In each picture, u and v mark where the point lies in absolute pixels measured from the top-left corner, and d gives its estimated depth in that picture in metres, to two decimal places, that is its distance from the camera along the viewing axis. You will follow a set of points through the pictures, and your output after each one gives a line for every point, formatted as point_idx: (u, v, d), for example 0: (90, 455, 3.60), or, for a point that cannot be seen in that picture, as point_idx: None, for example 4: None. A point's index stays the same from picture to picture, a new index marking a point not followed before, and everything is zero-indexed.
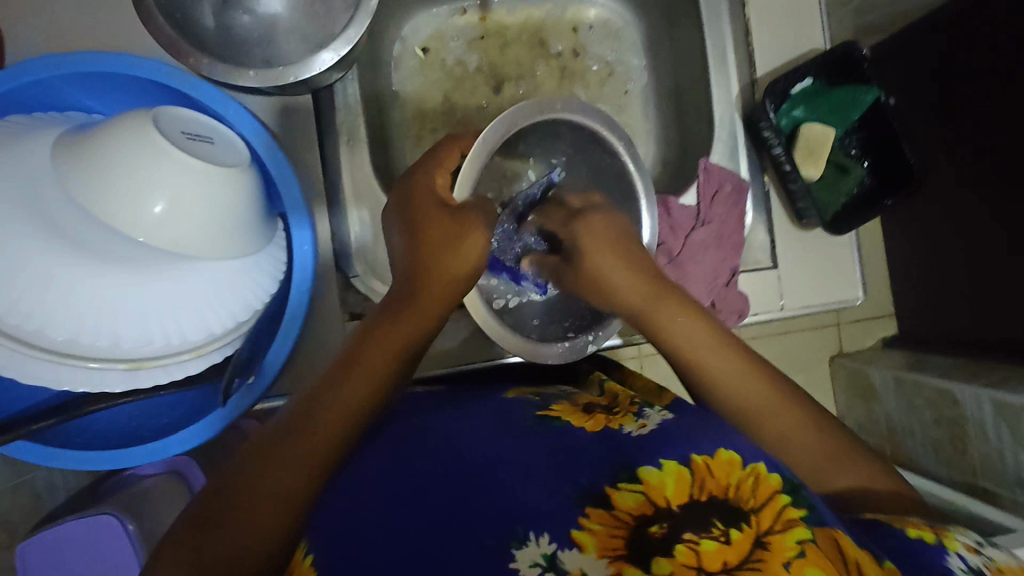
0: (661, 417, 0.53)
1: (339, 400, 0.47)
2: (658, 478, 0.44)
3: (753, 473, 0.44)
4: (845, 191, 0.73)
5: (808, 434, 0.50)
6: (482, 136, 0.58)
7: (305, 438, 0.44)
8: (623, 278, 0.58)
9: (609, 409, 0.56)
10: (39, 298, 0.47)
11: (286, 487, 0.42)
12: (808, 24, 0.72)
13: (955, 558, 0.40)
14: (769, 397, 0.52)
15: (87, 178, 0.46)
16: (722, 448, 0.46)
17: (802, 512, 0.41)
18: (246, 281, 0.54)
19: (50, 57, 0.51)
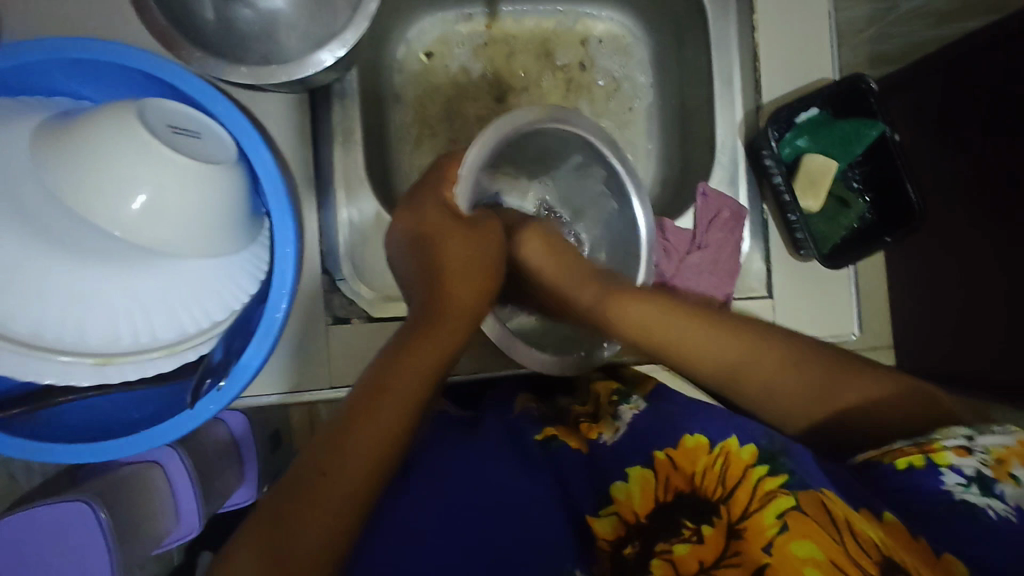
0: (630, 413, 0.59)
1: (371, 426, 0.47)
2: (626, 492, 0.51)
3: (721, 453, 0.48)
4: (845, 225, 0.71)
5: (785, 383, 0.52)
6: (471, 151, 0.56)
7: (339, 466, 0.44)
8: (553, 265, 0.63)
9: (590, 413, 0.63)
10: (10, 286, 0.47)
11: (324, 520, 0.42)
12: (818, 52, 0.71)
13: (950, 475, 0.43)
14: (738, 350, 0.53)
15: (65, 168, 0.45)
16: (685, 434, 0.52)
17: (780, 478, 0.44)
18: (227, 280, 0.53)
19: (39, 42, 0.50)
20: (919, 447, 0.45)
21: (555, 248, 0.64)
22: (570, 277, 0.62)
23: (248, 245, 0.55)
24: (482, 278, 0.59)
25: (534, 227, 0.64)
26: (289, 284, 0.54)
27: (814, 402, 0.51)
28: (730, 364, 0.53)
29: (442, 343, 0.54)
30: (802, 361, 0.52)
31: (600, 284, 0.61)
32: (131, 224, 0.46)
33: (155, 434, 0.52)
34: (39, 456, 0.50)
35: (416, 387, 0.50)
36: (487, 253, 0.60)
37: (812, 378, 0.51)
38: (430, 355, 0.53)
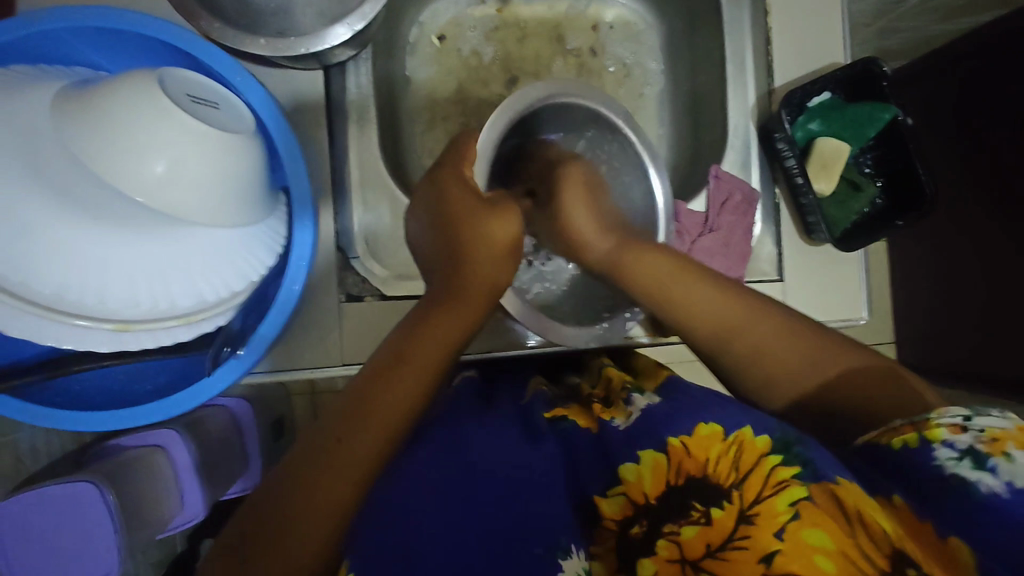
0: (646, 400, 0.55)
1: (391, 397, 0.47)
2: (635, 474, 0.48)
3: (735, 442, 0.44)
4: (857, 209, 0.71)
5: (779, 346, 0.50)
6: (486, 131, 0.59)
7: (355, 439, 0.45)
8: (588, 223, 0.64)
9: (605, 397, 0.60)
10: (26, 251, 0.46)
11: (347, 482, 0.44)
12: (831, 38, 0.71)
13: (942, 450, 0.39)
14: (738, 306, 0.53)
15: (88, 131, 0.45)
16: (702, 422, 0.47)
17: (794, 469, 0.40)
18: (247, 252, 0.54)
19: (59, 9, 0.50)
20: (914, 424, 0.41)
21: (591, 197, 0.65)
22: (593, 232, 0.63)
23: (265, 218, 0.55)
24: (505, 258, 0.59)
25: (570, 185, 0.65)
26: (308, 255, 0.56)
27: (807, 368, 0.49)
28: (728, 323, 0.52)
29: (460, 319, 0.54)
30: (797, 330, 0.51)
31: (619, 237, 0.62)
32: (151, 193, 0.46)
33: (173, 404, 0.53)
34: (54, 424, 0.51)
35: (433, 361, 0.51)
36: (510, 229, 0.59)
37: (807, 348, 0.50)
38: (445, 331, 0.53)
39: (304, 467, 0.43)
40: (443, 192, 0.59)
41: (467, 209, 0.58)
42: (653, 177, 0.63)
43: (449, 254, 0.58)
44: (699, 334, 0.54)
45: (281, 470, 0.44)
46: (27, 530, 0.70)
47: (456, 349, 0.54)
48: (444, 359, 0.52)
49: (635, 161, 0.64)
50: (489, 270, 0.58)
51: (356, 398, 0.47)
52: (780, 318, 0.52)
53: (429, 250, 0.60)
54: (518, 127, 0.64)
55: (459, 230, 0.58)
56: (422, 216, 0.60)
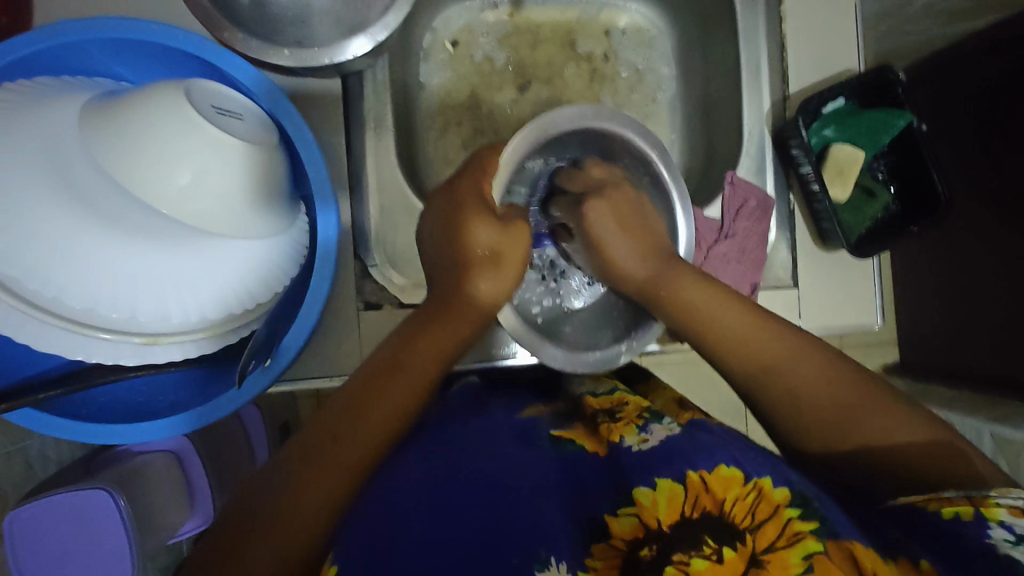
0: (664, 433, 0.54)
1: (381, 404, 0.49)
2: (650, 498, 0.46)
3: (754, 489, 0.44)
4: (871, 215, 0.71)
5: (823, 391, 0.49)
6: (512, 145, 0.58)
7: (346, 442, 0.47)
8: (627, 251, 0.57)
9: (614, 417, 0.59)
10: (55, 267, 0.46)
11: (338, 476, 0.46)
12: (845, 45, 0.72)
13: (998, 531, 0.39)
14: (785, 349, 0.52)
15: (116, 146, 0.44)
16: (722, 463, 0.47)
17: (810, 524, 0.41)
18: (271, 265, 0.54)
19: (82, 21, 0.50)
20: (969, 500, 0.42)
21: (630, 230, 0.58)
22: (630, 261, 0.58)
23: (288, 229, 0.56)
24: (507, 279, 0.56)
25: (602, 205, 0.58)
26: (330, 269, 0.55)
27: (842, 424, 0.48)
28: (770, 363, 0.51)
29: (455, 329, 0.54)
30: (840, 376, 0.50)
31: (664, 258, 0.57)
32: (178, 206, 0.46)
33: (191, 416, 0.53)
34: (73, 437, 0.51)
35: (429, 370, 0.53)
36: (514, 248, 0.56)
37: (845, 398, 0.49)
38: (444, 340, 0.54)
39: (297, 466, 0.46)
40: (450, 219, 0.56)
41: (468, 216, 0.55)
42: (681, 217, 0.61)
43: (446, 260, 0.56)
44: (742, 373, 0.53)
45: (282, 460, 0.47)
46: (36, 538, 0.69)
47: (451, 358, 0.55)
48: (437, 367, 0.53)
49: (665, 204, 0.63)
50: (489, 291, 0.55)
51: (350, 403, 0.49)
52: (827, 361, 0.51)
53: (433, 258, 0.57)
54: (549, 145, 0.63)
55: (455, 240, 0.56)
56: (433, 224, 0.58)
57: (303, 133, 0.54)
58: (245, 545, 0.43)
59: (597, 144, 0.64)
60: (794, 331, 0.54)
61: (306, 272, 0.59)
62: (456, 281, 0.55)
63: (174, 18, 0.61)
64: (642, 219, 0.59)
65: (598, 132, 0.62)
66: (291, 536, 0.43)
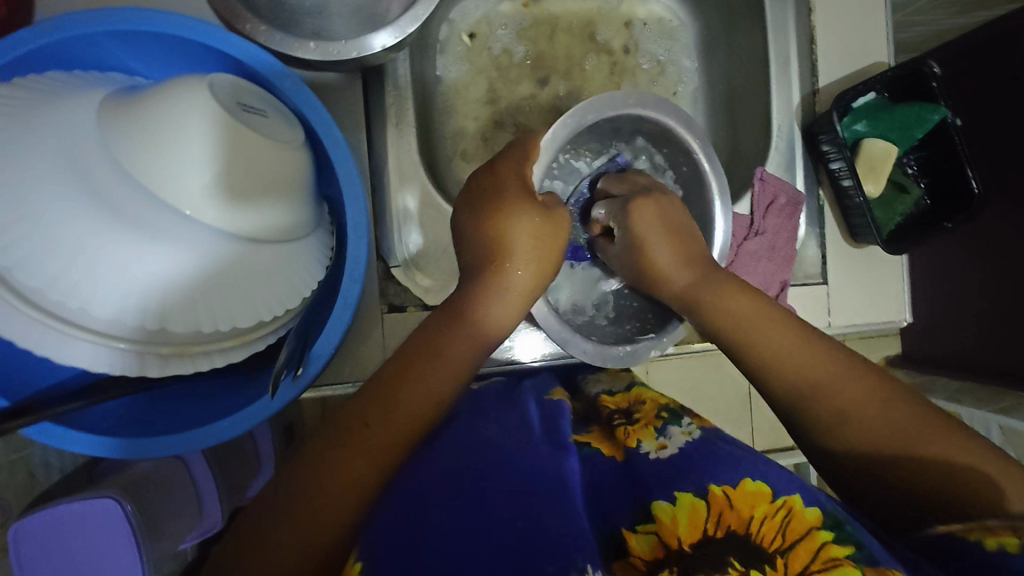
0: (684, 438, 0.51)
1: (419, 388, 0.46)
2: (670, 514, 0.43)
3: (783, 507, 0.42)
4: (902, 210, 0.69)
5: (876, 418, 0.44)
6: (552, 132, 0.59)
7: (381, 427, 0.43)
8: (668, 257, 0.56)
9: (631, 418, 0.56)
10: (76, 277, 0.43)
11: (365, 467, 0.42)
12: (873, 39, 0.71)
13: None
14: (833, 370, 0.46)
15: (141, 146, 0.43)
16: (747, 477, 0.44)
17: (847, 549, 0.39)
18: (300, 269, 0.52)
19: (94, 12, 0.47)
20: (1017, 530, 0.37)
21: (670, 237, 0.57)
22: (672, 267, 0.56)
23: (312, 231, 0.54)
24: (546, 270, 0.55)
25: (649, 210, 0.57)
26: (361, 272, 0.53)
27: (890, 458, 0.42)
28: (817, 380, 0.46)
29: (491, 316, 0.51)
30: (903, 402, 0.44)
31: (705, 270, 0.56)
32: (207, 210, 0.44)
33: (215, 431, 0.51)
34: (93, 452, 0.49)
35: (464, 356, 0.49)
36: (556, 248, 0.56)
37: (909, 430, 0.43)
38: (478, 326, 0.51)
39: (323, 451, 0.42)
40: (487, 212, 0.55)
41: (508, 201, 0.55)
42: (716, 209, 0.62)
43: (483, 242, 0.54)
44: (790, 390, 0.47)
45: (306, 450, 0.43)
46: (45, 552, 0.65)
47: (485, 347, 0.51)
48: (474, 354, 0.50)
49: (703, 193, 0.64)
50: (526, 278, 0.54)
51: (383, 384, 0.46)
52: (882, 386, 0.45)
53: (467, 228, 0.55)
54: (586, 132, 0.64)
55: (491, 226, 0.54)
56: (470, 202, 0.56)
57: (328, 123, 0.51)
58: (262, 538, 0.39)
59: (632, 132, 0.66)
60: (848, 349, 0.48)
61: (334, 274, 0.57)
62: (496, 266, 0.53)
63: (191, 9, 0.58)
64: (686, 230, 0.58)
65: (639, 118, 0.62)
66: (310, 528, 0.40)
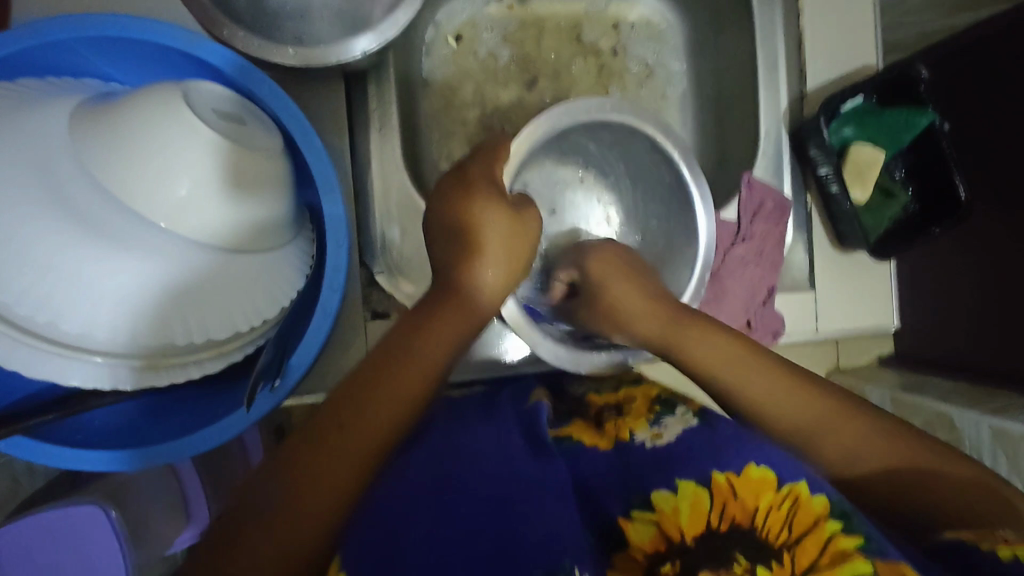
0: (678, 427, 0.50)
1: (390, 398, 0.45)
2: (671, 504, 0.43)
3: (789, 496, 0.42)
4: (890, 216, 0.69)
5: (864, 453, 0.45)
6: (521, 138, 0.58)
7: (353, 432, 0.43)
8: (636, 300, 0.57)
9: (621, 412, 0.55)
10: (47, 289, 0.42)
11: (341, 472, 0.41)
12: (861, 43, 0.71)
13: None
14: (822, 407, 0.48)
15: (113, 156, 0.42)
16: (750, 462, 0.44)
17: (855, 540, 0.39)
18: (280, 277, 0.51)
19: (63, 17, 0.46)
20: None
21: (635, 282, 0.59)
22: (643, 306, 0.57)
23: (292, 239, 0.53)
24: (517, 270, 0.55)
25: (607, 258, 0.61)
26: (341, 280, 0.52)
27: (890, 470, 0.45)
28: (814, 422, 0.47)
29: (464, 316, 0.51)
30: (888, 432, 0.46)
31: (671, 309, 0.56)
32: (183, 219, 0.43)
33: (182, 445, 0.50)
34: (70, 464, 0.49)
35: (438, 357, 0.48)
36: (524, 241, 0.55)
37: (894, 458, 0.45)
38: (455, 323, 0.50)
39: (297, 460, 0.42)
40: (458, 196, 0.54)
41: (479, 198, 0.54)
42: (699, 214, 0.61)
43: (456, 238, 0.53)
44: (780, 433, 0.48)
45: (280, 457, 0.42)
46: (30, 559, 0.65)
47: (459, 348, 0.50)
48: (449, 353, 0.49)
49: (683, 200, 0.63)
50: (496, 275, 0.53)
51: (354, 389, 0.45)
52: (871, 417, 0.47)
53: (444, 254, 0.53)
54: (563, 137, 0.64)
55: (464, 220, 0.53)
56: (455, 204, 0.53)
57: (307, 130, 0.51)
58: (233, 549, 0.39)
59: (610, 139, 0.65)
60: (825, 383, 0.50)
61: (314, 282, 0.56)
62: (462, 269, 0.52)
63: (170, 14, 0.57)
64: (650, 280, 0.60)
65: (612, 125, 0.62)
66: (293, 539, 0.39)
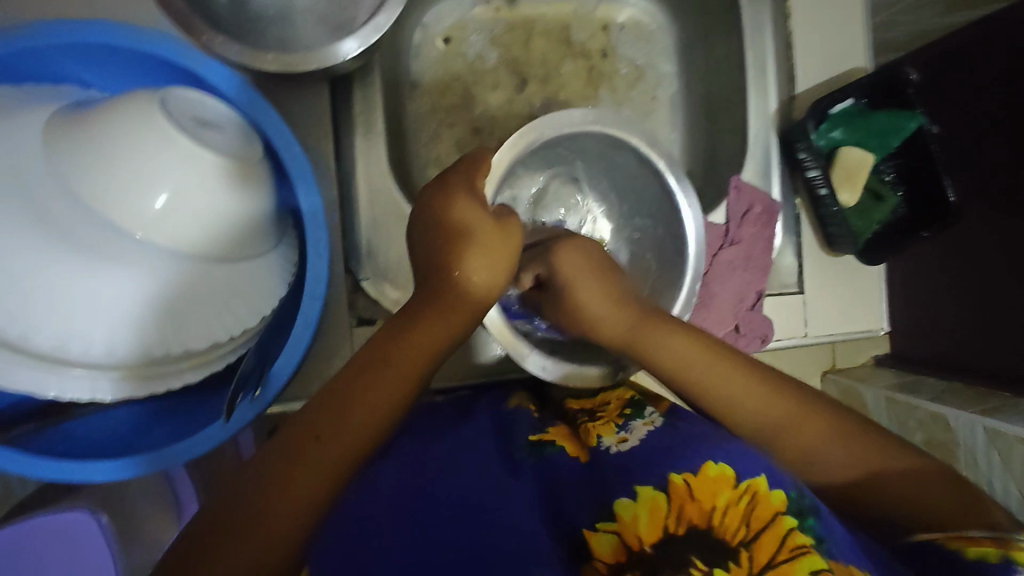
0: (644, 430, 0.51)
1: (367, 405, 0.45)
2: (631, 512, 0.43)
3: (747, 492, 0.42)
4: (879, 218, 0.68)
5: (829, 451, 0.46)
6: (500, 154, 0.58)
7: (330, 440, 0.42)
8: (601, 300, 0.56)
9: (594, 416, 0.56)
10: (23, 302, 0.42)
11: (313, 481, 0.41)
12: (850, 45, 0.70)
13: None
14: (787, 407, 0.48)
15: (88, 168, 0.41)
16: (710, 460, 0.44)
17: (810, 538, 0.40)
18: (260, 288, 0.51)
19: (37, 25, 0.46)
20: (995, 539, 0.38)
21: (603, 279, 0.57)
22: (609, 310, 0.55)
23: (273, 247, 0.53)
24: (502, 271, 0.54)
25: (574, 252, 0.58)
26: (322, 289, 0.52)
27: (859, 467, 0.45)
28: (778, 419, 0.47)
29: (446, 322, 0.51)
30: (849, 432, 0.46)
31: (638, 311, 0.55)
32: (159, 231, 0.43)
33: (172, 454, 0.50)
34: (47, 475, 0.48)
35: (416, 364, 0.48)
36: (514, 246, 0.54)
37: (860, 453, 0.45)
38: (436, 330, 0.50)
39: (269, 468, 0.41)
40: (437, 199, 0.54)
41: (459, 204, 0.53)
42: (687, 222, 0.61)
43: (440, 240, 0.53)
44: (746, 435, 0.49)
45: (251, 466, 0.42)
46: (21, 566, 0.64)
47: (438, 354, 0.50)
48: (428, 357, 0.49)
49: (667, 204, 0.63)
50: (480, 276, 0.52)
51: (333, 395, 0.45)
52: (834, 415, 0.47)
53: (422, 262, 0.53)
54: (547, 146, 0.63)
55: (444, 223, 0.53)
56: (438, 194, 0.54)
57: (287, 137, 0.50)
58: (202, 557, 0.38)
59: (591, 149, 0.65)
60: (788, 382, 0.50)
61: (297, 290, 0.56)
62: (447, 276, 0.51)
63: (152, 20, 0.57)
64: (616, 276, 0.58)
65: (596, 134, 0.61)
66: (262, 551, 0.38)
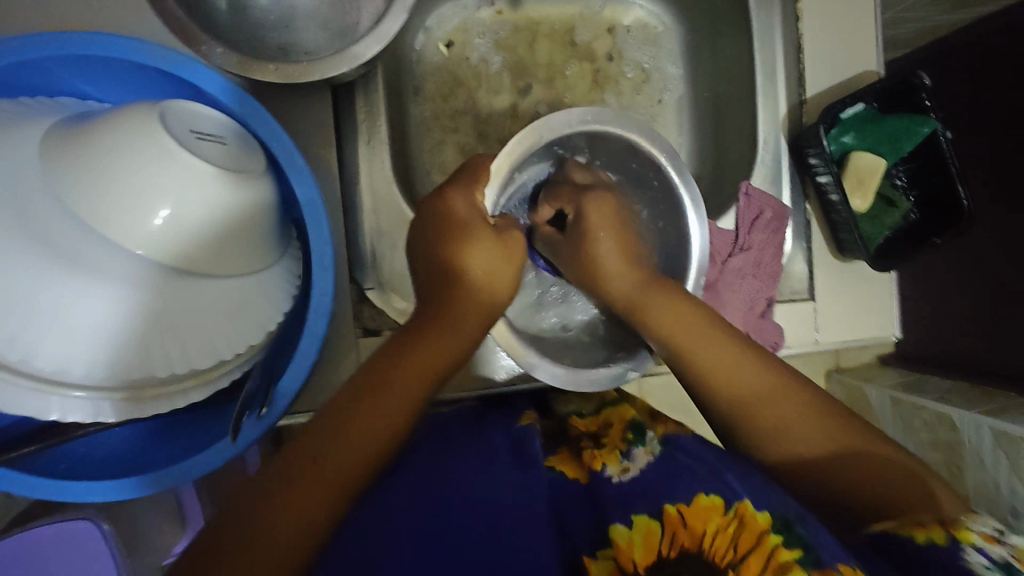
0: (646, 460, 0.49)
1: (372, 421, 0.43)
2: (625, 538, 0.43)
3: (736, 517, 0.41)
4: (890, 224, 0.67)
5: (805, 433, 0.45)
6: (503, 154, 0.55)
7: (336, 457, 0.41)
8: (614, 258, 0.57)
9: (598, 441, 0.53)
10: (20, 322, 0.41)
11: (316, 500, 0.39)
12: (862, 47, 0.69)
13: (973, 554, 0.37)
14: (774, 380, 0.47)
15: (88, 183, 0.40)
16: (702, 491, 0.44)
17: (796, 552, 0.38)
18: (264, 302, 0.50)
19: (36, 36, 0.45)
20: (943, 524, 0.39)
21: (622, 237, 0.58)
22: (618, 268, 0.56)
23: (278, 259, 0.52)
24: (499, 278, 0.54)
25: (604, 202, 0.58)
26: (327, 305, 0.51)
27: (837, 454, 0.44)
28: (757, 394, 0.47)
29: (453, 337, 0.50)
30: (827, 413, 0.46)
31: (647, 272, 0.56)
32: (163, 248, 0.42)
33: (178, 472, 0.49)
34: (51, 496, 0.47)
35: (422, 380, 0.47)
36: (513, 268, 0.55)
37: (834, 435, 0.45)
38: (442, 345, 0.49)
39: (273, 489, 0.39)
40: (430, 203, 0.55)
41: (461, 220, 0.53)
42: (693, 223, 0.59)
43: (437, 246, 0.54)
44: (726, 408, 0.48)
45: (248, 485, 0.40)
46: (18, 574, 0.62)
47: (441, 375, 0.49)
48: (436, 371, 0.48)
49: (676, 210, 0.61)
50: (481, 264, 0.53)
51: (335, 411, 0.43)
52: (810, 394, 0.47)
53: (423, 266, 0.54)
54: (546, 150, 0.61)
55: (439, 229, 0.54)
56: (434, 200, 0.54)
57: (289, 147, 0.49)
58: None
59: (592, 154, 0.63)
60: (770, 359, 0.49)
61: (301, 304, 0.55)
62: (452, 288, 0.52)
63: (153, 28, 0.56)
64: (633, 237, 0.59)
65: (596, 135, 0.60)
66: None
